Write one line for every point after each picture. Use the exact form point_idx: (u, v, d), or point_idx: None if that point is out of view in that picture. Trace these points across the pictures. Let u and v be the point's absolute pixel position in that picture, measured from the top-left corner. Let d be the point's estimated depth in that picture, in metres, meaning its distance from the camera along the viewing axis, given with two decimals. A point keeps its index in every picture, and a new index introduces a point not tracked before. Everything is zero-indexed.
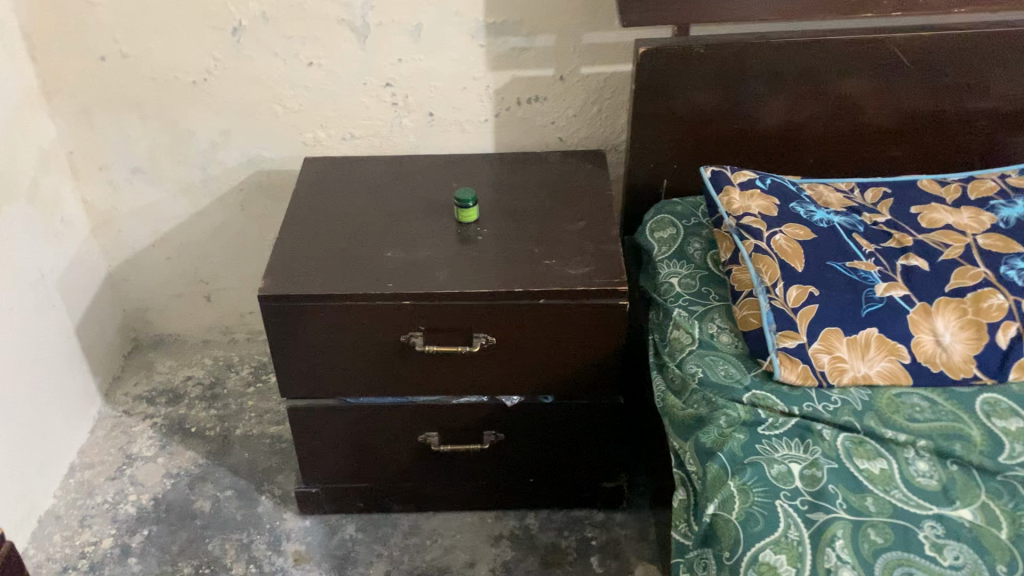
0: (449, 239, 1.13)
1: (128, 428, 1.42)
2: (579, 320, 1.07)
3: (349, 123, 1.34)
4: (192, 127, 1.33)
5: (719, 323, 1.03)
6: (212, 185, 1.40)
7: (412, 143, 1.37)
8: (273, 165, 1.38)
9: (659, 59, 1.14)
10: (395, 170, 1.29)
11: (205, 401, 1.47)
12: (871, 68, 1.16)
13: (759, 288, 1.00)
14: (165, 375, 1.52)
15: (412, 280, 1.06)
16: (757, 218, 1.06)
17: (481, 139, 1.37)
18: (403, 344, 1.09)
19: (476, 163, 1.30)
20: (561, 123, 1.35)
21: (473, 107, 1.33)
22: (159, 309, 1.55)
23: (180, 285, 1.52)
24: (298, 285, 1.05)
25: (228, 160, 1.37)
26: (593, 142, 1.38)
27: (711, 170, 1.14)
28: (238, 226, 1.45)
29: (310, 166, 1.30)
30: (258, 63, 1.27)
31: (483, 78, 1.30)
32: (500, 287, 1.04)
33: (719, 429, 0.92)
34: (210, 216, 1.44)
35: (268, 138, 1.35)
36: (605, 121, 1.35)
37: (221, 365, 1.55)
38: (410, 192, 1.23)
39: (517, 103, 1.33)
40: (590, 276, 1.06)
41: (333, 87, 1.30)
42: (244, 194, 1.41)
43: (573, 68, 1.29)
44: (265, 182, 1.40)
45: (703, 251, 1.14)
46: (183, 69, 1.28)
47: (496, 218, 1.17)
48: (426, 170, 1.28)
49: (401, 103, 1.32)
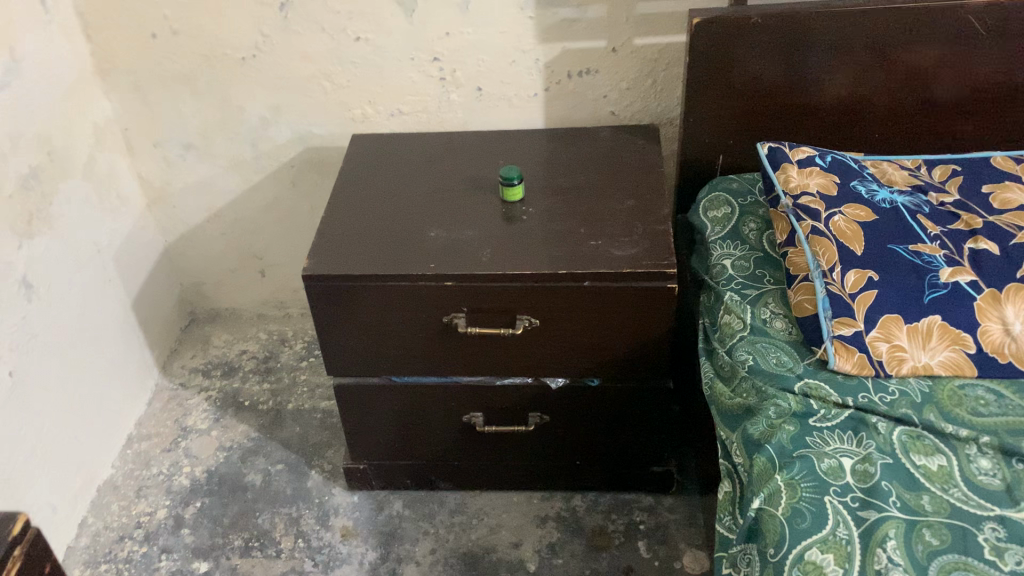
0: (494, 218, 1.11)
1: (184, 401, 1.44)
2: (625, 303, 1.04)
3: (398, 98, 1.32)
4: (242, 103, 1.34)
5: (772, 307, 0.99)
6: (263, 161, 1.40)
7: (461, 118, 1.35)
8: (322, 141, 1.38)
9: (715, 30, 1.09)
10: (443, 146, 1.27)
11: (259, 375, 1.49)
12: (942, 37, 1.09)
13: (815, 272, 0.96)
14: (220, 348, 1.54)
15: (455, 260, 1.05)
16: (815, 198, 1.01)
17: (531, 114, 1.34)
18: (446, 325, 1.08)
19: (525, 138, 1.27)
20: (614, 97, 1.31)
21: (523, 81, 1.30)
22: (213, 284, 1.56)
23: (234, 260, 1.53)
24: (341, 265, 1.05)
25: (278, 136, 1.37)
26: (647, 117, 1.34)
27: (768, 146, 1.09)
28: (289, 202, 1.45)
29: (358, 142, 1.28)
30: (306, 38, 1.26)
31: (533, 50, 1.27)
32: (542, 268, 1.02)
33: (768, 420, 0.88)
34: (261, 192, 1.44)
35: (317, 114, 1.34)
36: (658, 94, 1.31)
37: (275, 339, 1.55)
38: (458, 170, 1.21)
39: (568, 77, 1.29)
40: (637, 258, 1.03)
41: (381, 62, 1.28)
42: (294, 170, 1.41)
43: (626, 39, 1.25)
44: (316, 158, 1.40)
45: (759, 232, 1.10)
46: (232, 45, 1.27)
47: (543, 196, 1.14)
48: (475, 146, 1.26)
49: (449, 77, 1.30)
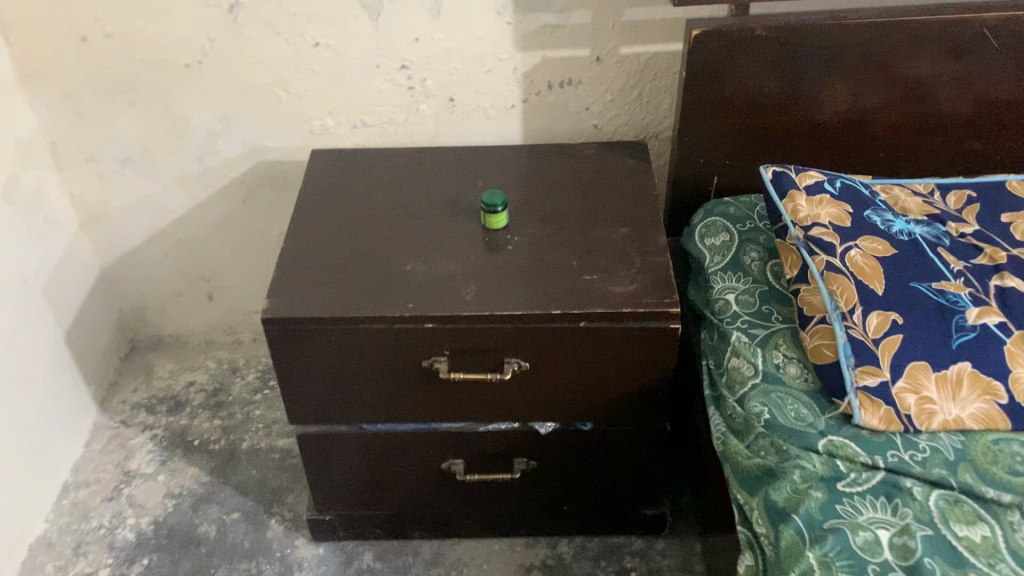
0: (475, 249, 1.01)
1: (126, 441, 1.31)
2: (623, 345, 0.95)
3: (362, 110, 1.21)
4: (187, 114, 1.20)
5: (784, 350, 0.91)
6: (211, 177, 1.27)
7: (431, 132, 1.23)
8: (277, 156, 1.25)
9: (713, 43, 1.00)
10: (414, 164, 1.15)
11: (209, 410, 1.36)
12: (954, 51, 1.02)
13: (833, 314, 0.87)
14: (165, 379, 1.41)
15: (436, 299, 0.95)
16: (828, 229, 0.93)
17: (508, 127, 1.23)
18: (425, 370, 0.97)
19: (504, 155, 1.16)
20: (597, 109, 1.22)
21: (499, 92, 1.19)
22: (155, 310, 1.42)
23: (179, 283, 1.39)
24: (307, 306, 0.93)
25: (228, 150, 1.24)
26: (631, 130, 1.24)
27: (772, 170, 1.00)
28: (241, 221, 1.32)
29: (318, 159, 1.16)
30: (259, 44, 1.14)
31: (511, 59, 1.16)
32: (534, 308, 0.93)
33: (793, 486, 0.80)
34: (209, 211, 1.31)
35: (272, 126, 1.22)
36: (645, 106, 1.22)
37: (225, 369, 1.43)
38: (432, 193, 1.10)
39: (548, 87, 1.19)
40: (637, 295, 0.94)
41: (343, 70, 1.17)
42: (246, 187, 1.28)
43: (611, 48, 1.16)
44: (270, 174, 1.27)
45: (761, 261, 1.01)
46: (176, 52, 1.14)
47: (529, 222, 1.04)
48: (448, 164, 1.15)
49: (419, 87, 1.19)
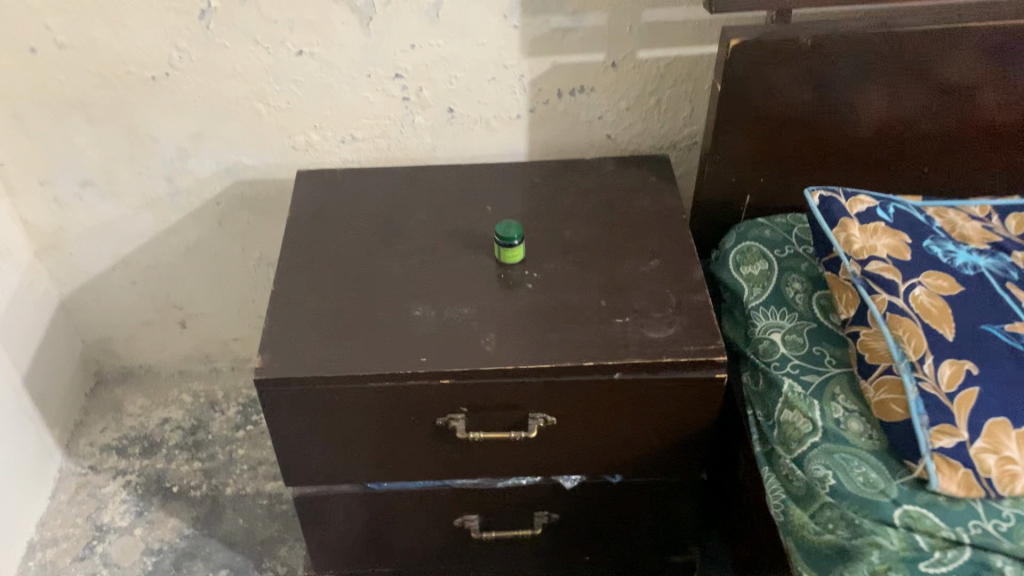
0: (489, 288, 0.90)
1: (97, 490, 1.19)
2: (661, 396, 0.85)
3: (350, 124, 1.09)
4: (155, 132, 1.08)
5: (843, 402, 0.82)
6: (181, 198, 1.15)
7: (428, 146, 1.12)
8: (256, 174, 1.13)
9: (752, 54, 0.90)
10: (413, 185, 1.04)
11: (187, 451, 1.24)
12: (1015, 62, 0.92)
13: (901, 365, 0.78)
14: (137, 417, 1.29)
15: (452, 349, 0.84)
16: (888, 264, 0.83)
17: (512, 140, 1.12)
18: (440, 429, 0.87)
19: (512, 173, 1.05)
20: (610, 118, 1.11)
21: (504, 102, 1.08)
22: (123, 341, 1.30)
23: (149, 312, 1.27)
24: (306, 363, 0.82)
25: (201, 169, 1.12)
26: (648, 140, 1.14)
27: (819, 194, 0.91)
28: (216, 244, 1.20)
29: (305, 182, 1.04)
30: (234, 53, 1.02)
31: (516, 66, 1.05)
32: (564, 360, 0.82)
33: (871, 568, 0.72)
34: (181, 234, 1.18)
35: (250, 143, 1.10)
36: (662, 114, 1.11)
37: (203, 403, 1.31)
38: (437, 222, 0.99)
39: (557, 96, 1.08)
40: (677, 341, 0.84)
41: (330, 81, 1.05)
42: (222, 209, 1.16)
43: (627, 52, 1.05)
44: (248, 194, 1.15)
45: (806, 295, 0.92)
46: (140, 63, 1.02)
47: (548, 255, 0.94)
48: (451, 185, 1.04)
49: (414, 98, 1.07)
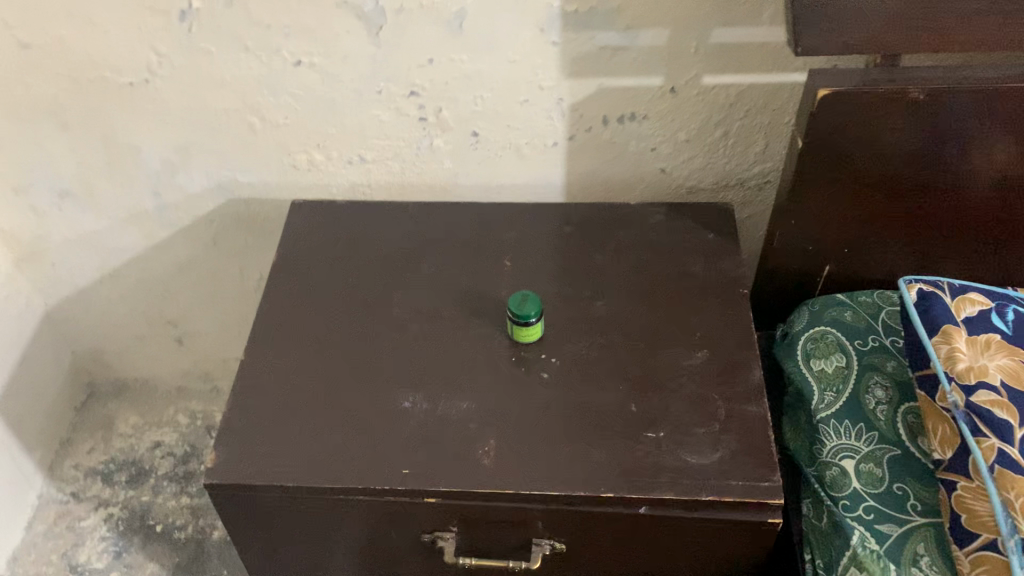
0: (496, 374, 0.75)
1: (76, 523, 1.10)
2: (697, 533, 0.69)
3: (359, 143, 0.93)
4: (138, 142, 0.94)
5: (928, 569, 0.65)
6: (171, 214, 1.01)
7: (448, 171, 0.96)
8: (252, 193, 0.99)
9: (849, 105, 0.70)
10: (422, 226, 0.88)
11: (176, 484, 1.14)
12: None
13: (1011, 543, 0.60)
14: (126, 438, 1.19)
15: (441, 458, 0.69)
16: (1002, 397, 0.64)
17: (547, 170, 0.95)
18: (428, 544, 0.73)
19: (540, 216, 0.88)
20: (665, 150, 0.93)
21: (538, 127, 0.91)
22: (115, 353, 1.19)
23: (142, 326, 1.15)
24: (264, 465, 0.69)
25: (191, 185, 0.98)
26: (709, 176, 0.95)
27: (919, 289, 0.72)
28: (211, 263, 1.07)
29: (298, 215, 0.90)
30: (223, 61, 0.86)
31: (554, 87, 0.88)
32: (577, 487, 0.66)
33: None
34: (172, 250, 1.05)
35: (245, 159, 0.95)
36: (729, 148, 0.92)
37: (199, 428, 1.20)
38: (445, 277, 0.83)
39: (602, 123, 0.90)
40: (721, 472, 0.67)
41: (334, 96, 0.89)
42: (216, 227, 1.02)
43: (690, 76, 0.86)
44: (244, 213, 1.01)
45: (891, 408, 0.74)
46: (115, 67, 0.87)
47: (572, 332, 0.77)
48: (467, 228, 0.87)
49: (432, 118, 0.91)
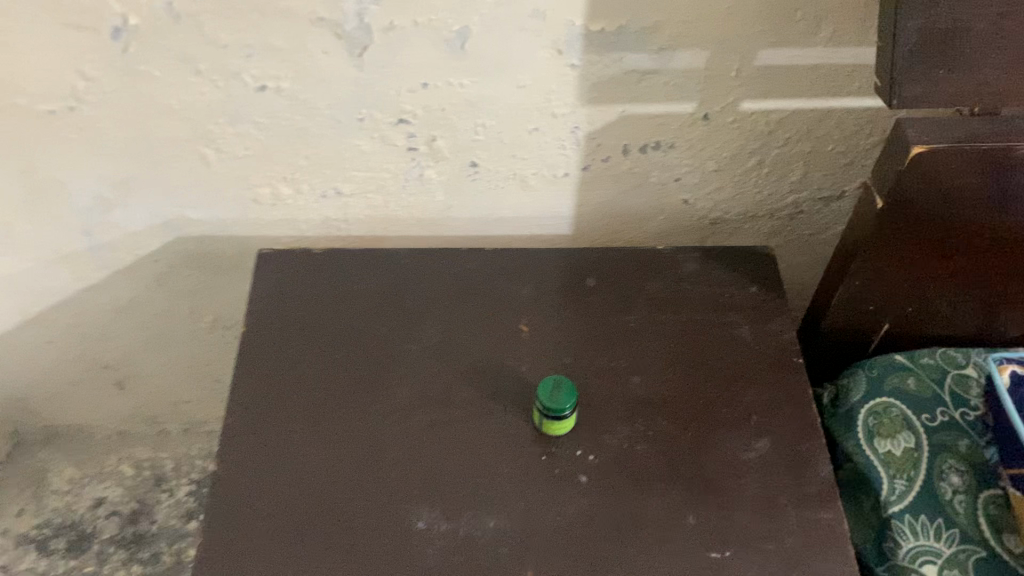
0: (523, 479, 0.63)
1: None
2: None
3: (335, 175, 0.79)
4: (63, 178, 0.78)
5: None
6: (106, 255, 0.85)
7: (440, 205, 0.82)
8: (206, 231, 0.84)
9: (942, 166, 0.59)
10: (417, 281, 0.75)
11: (125, 549, 1.01)
12: None
13: None
14: (62, 496, 1.06)
15: None
16: None
17: (555, 202, 0.82)
18: None
19: (554, 267, 0.76)
20: (691, 180, 0.81)
21: (547, 157, 0.78)
22: (42, 402, 1.03)
23: (74, 371, 0.99)
24: None
25: (130, 223, 0.82)
26: (737, 207, 0.84)
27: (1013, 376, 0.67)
28: (156, 305, 0.92)
29: (267, 269, 0.76)
30: (167, 85, 0.70)
31: (569, 114, 0.74)
32: None
33: None
34: (109, 293, 0.90)
35: (198, 194, 0.80)
36: (762, 177, 0.81)
37: (146, 479, 1.07)
38: (451, 349, 0.70)
39: (622, 152, 0.78)
40: None
41: (306, 125, 0.74)
42: (162, 267, 0.87)
43: (728, 102, 0.74)
44: (196, 252, 0.86)
45: (970, 499, 0.66)
46: (31, 94, 0.70)
47: (607, 421, 0.66)
48: (470, 285, 0.75)
49: (424, 148, 0.76)
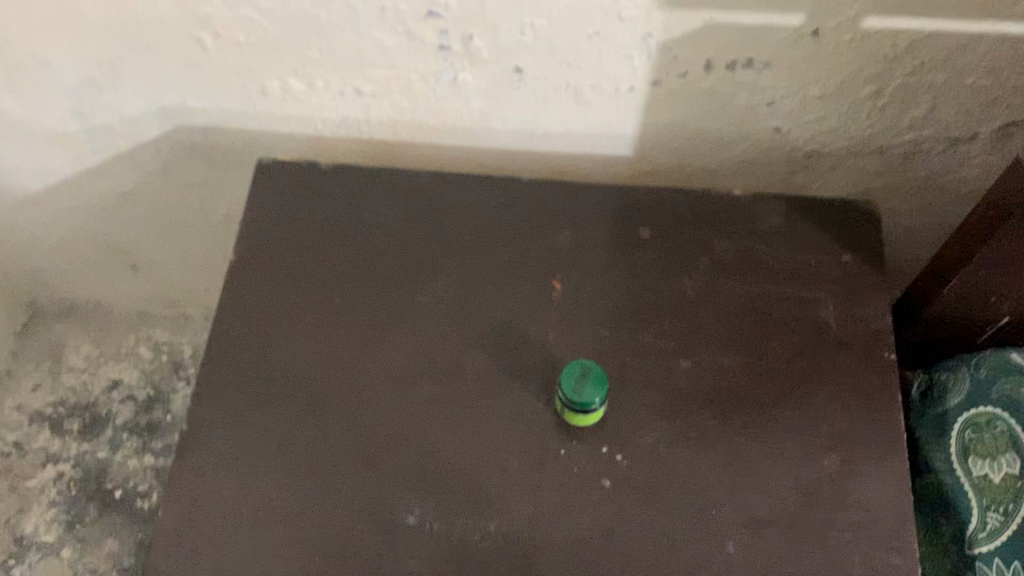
0: (535, 477, 0.54)
1: (21, 484, 0.94)
2: None
3: (352, 72, 0.66)
4: (41, 53, 0.66)
5: None
6: (101, 139, 0.75)
7: (476, 113, 0.68)
8: (208, 123, 0.72)
9: None
10: (439, 214, 0.63)
11: (137, 438, 0.97)
12: None
13: None
14: (78, 374, 1.01)
15: None
16: None
17: (614, 119, 0.68)
18: None
19: (603, 209, 0.64)
20: (787, 106, 0.65)
21: (609, 68, 0.63)
22: (56, 277, 0.96)
23: (84, 252, 0.92)
24: None
25: (123, 108, 0.71)
26: (839, 140, 0.68)
27: None
28: (163, 195, 0.82)
29: (267, 184, 0.64)
30: None
31: (641, 20, 0.59)
32: None
33: None
34: (111, 178, 0.80)
35: (196, 82, 0.68)
36: (876, 109, 0.65)
37: (163, 365, 1.02)
38: (469, 306, 0.60)
39: (703, 69, 0.62)
40: None
41: (317, 12, 0.61)
42: (164, 157, 0.77)
43: (847, 17, 0.58)
44: (200, 144, 0.75)
45: None
46: None
47: (641, 413, 0.56)
48: (500, 225, 0.63)
49: (459, 48, 0.62)
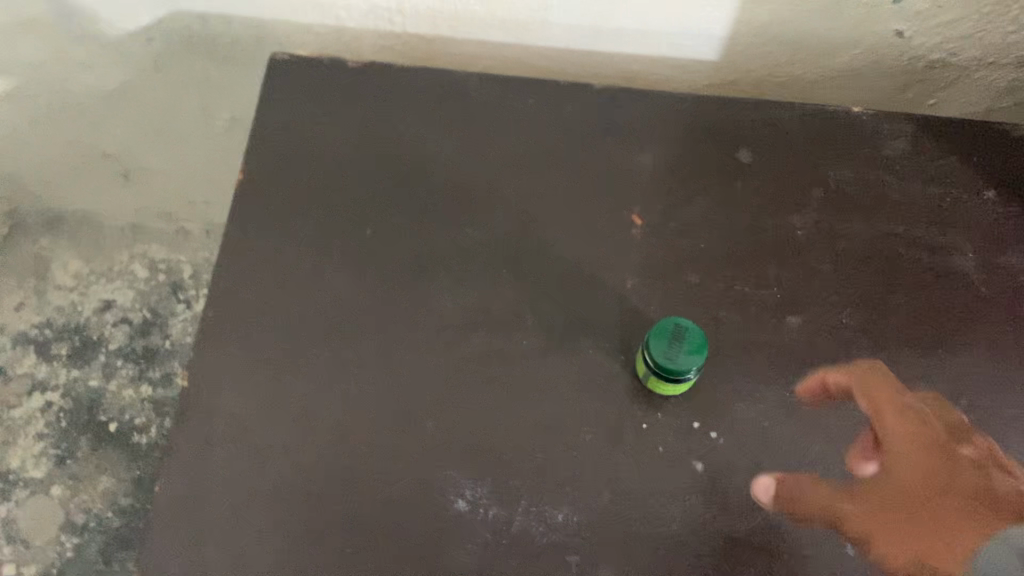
0: (612, 456, 0.44)
1: (4, 413, 0.85)
2: None
3: None
4: None
5: None
6: (82, 25, 0.63)
7: (534, 4, 0.56)
8: (209, 8, 0.60)
9: None
10: (492, 128, 0.52)
11: (133, 366, 0.88)
12: None
13: None
14: (66, 293, 0.91)
15: None
16: None
17: (702, 17, 0.56)
18: None
19: (690, 126, 0.52)
20: (917, 5, 0.53)
21: None
22: (39, 184, 0.85)
23: (68, 156, 0.80)
24: None
25: None
26: (972, 48, 0.56)
27: None
28: (158, 92, 0.70)
29: (281, 85, 0.53)
30: None
31: None
32: None
33: None
34: (95, 71, 0.68)
35: None
36: None
37: (162, 284, 0.92)
38: (529, 243, 0.49)
39: None
40: None
41: None
42: (157, 48, 0.65)
43: None
44: (200, 34, 0.63)
45: None
46: None
47: (741, 381, 0.46)
48: (565, 143, 0.52)
49: None
